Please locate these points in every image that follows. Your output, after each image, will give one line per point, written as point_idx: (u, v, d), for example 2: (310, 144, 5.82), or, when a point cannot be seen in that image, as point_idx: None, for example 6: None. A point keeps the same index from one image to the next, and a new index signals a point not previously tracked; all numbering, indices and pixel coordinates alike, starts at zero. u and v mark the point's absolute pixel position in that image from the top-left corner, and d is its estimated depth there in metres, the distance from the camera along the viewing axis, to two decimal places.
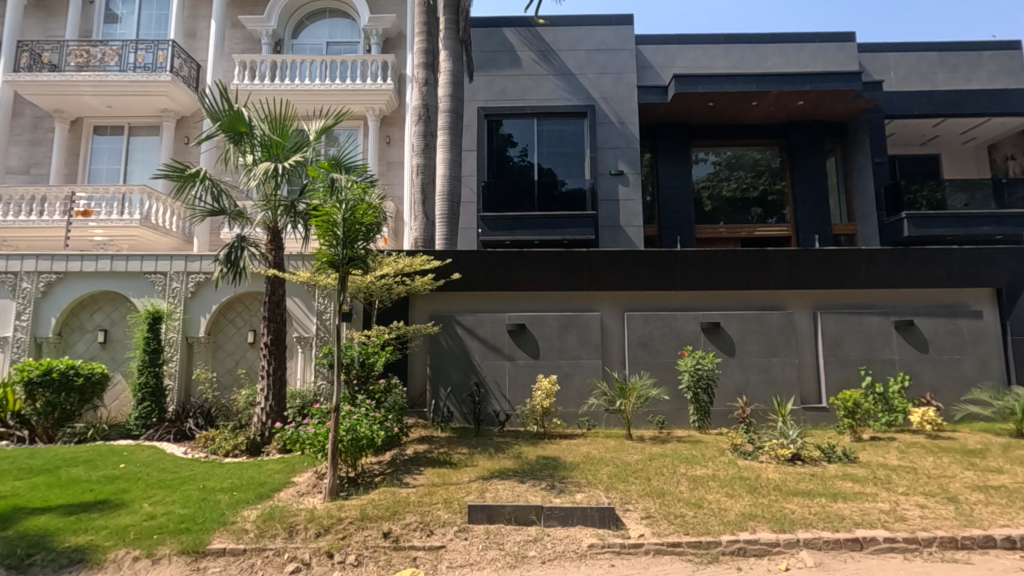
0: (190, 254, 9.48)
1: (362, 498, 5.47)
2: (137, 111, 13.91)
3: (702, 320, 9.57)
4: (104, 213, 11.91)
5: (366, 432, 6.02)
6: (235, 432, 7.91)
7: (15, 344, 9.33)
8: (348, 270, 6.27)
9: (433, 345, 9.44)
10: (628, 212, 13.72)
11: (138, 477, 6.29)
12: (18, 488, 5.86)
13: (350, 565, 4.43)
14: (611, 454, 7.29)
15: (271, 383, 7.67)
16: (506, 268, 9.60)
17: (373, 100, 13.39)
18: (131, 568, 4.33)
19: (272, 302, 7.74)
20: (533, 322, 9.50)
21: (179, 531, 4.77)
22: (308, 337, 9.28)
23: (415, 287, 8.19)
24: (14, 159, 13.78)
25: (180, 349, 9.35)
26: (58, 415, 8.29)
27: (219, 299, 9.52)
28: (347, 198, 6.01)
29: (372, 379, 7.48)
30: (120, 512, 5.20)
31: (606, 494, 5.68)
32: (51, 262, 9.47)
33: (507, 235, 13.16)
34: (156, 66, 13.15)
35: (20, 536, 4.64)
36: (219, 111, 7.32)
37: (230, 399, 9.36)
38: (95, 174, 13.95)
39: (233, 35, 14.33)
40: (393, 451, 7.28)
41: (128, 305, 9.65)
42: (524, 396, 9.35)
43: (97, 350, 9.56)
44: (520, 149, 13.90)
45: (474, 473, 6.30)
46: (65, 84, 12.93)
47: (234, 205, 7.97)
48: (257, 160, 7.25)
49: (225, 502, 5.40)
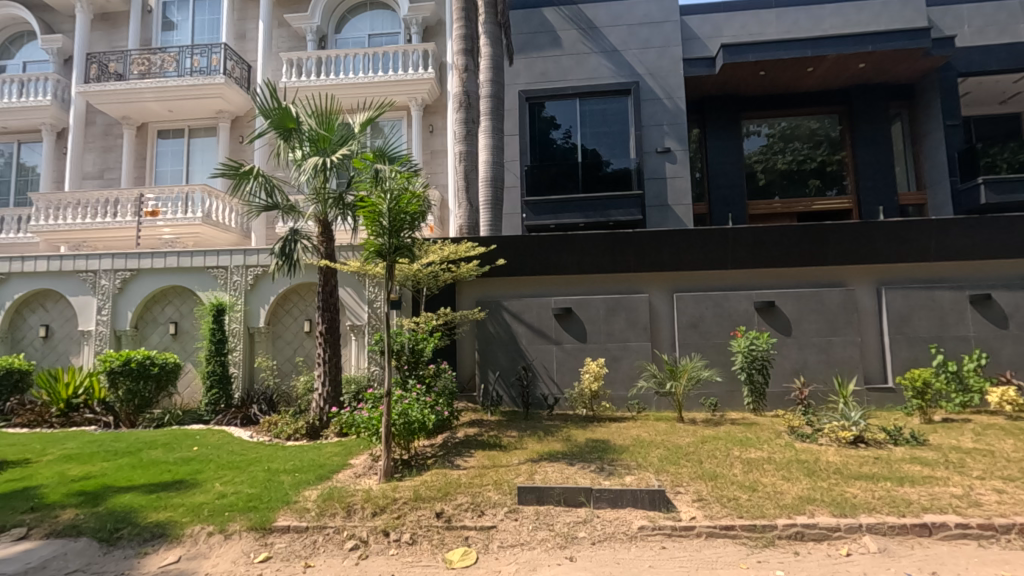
0: (248, 248, 9.92)
1: (415, 480, 5.65)
2: (195, 114, 14.59)
3: (756, 299, 9.27)
4: (171, 212, 12.65)
5: (418, 416, 6.18)
6: (296, 417, 8.28)
7: (97, 337, 10.07)
8: (395, 259, 6.42)
9: (481, 331, 9.56)
10: (677, 191, 13.35)
11: (210, 459, 6.71)
12: (105, 468, 6.38)
13: (406, 543, 4.59)
14: (662, 437, 7.20)
15: (327, 369, 7.99)
16: (552, 252, 9.54)
17: (415, 90, 13.53)
18: (206, 542, 4.65)
19: (326, 291, 8.04)
20: (579, 306, 9.45)
21: (247, 509, 5.06)
22: (360, 325, 9.58)
23: (460, 273, 8.24)
24: (89, 165, 14.79)
25: (243, 339, 9.84)
26: (138, 402, 8.93)
27: (276, 290, 9.93)
28: (392, 188, 6.14)
29: (422, 364, 7.66)
30: (195, 490, 5.58)
31: (657, 477, 5.62)
32: (125, 260, 10.17)
33: (551, 218, 13.16)
34: (210, 69, 13.74)
35: (109, 512, 5.08)
36: (269, 108, 7.55)
37: (290, 385, 9.81)
38: (161, 175, 14.80)
39: (280, 34, 14.80)
40: (445, 434, 7.46)
41: (195, 298, 10.25)
42: (572, 379, 9.35)
43: (169, 341, 10.21)
44: (564, 131, 13.77)
45: (523, 456, 6.37)
46: (130, 91, 13.71)
47: (286, 199, 8.28)
48: (306, 155, 7.52)
49: (289, 483, 5.68)
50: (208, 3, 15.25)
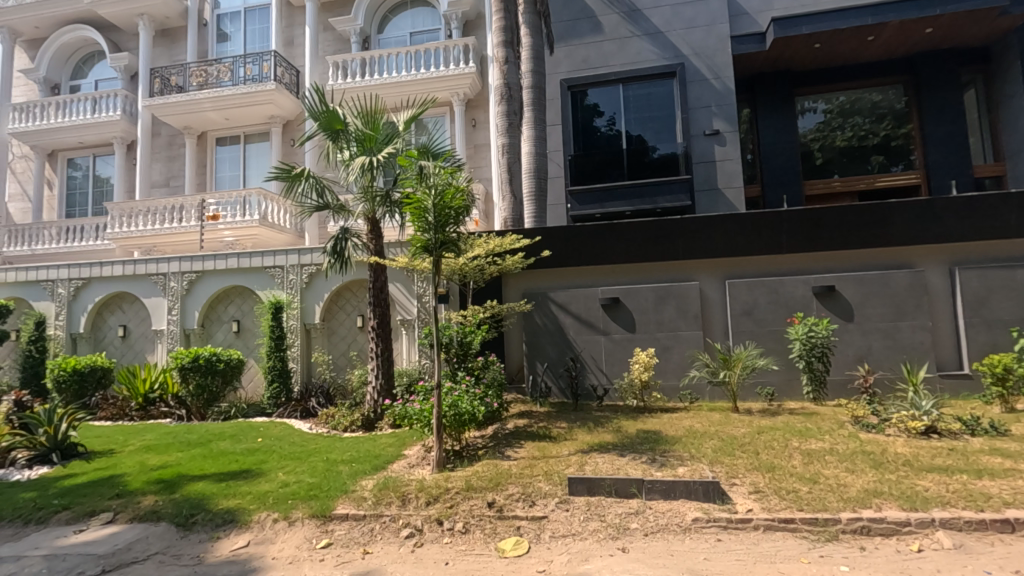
0: (302, 248, 10.31)
1: (467, 470, 5.75)
2: (250, 120, 15.22)
3: (815, 284, 8.86)
4: (230, 216, 13.28)
5: (467, 407, 6.27)
6: (352, 409, 8.56)
7: (169, 335, 10.73)
8: (441, 253, 6.51)
9: (528, 323, 9.59)
10: (727, 174, 12.91)
11: (273, 450, 7.05)
12: (180, 458, 6.82)
13: (459, 532, 4.68)
14: (715, 427, 7.02)
15: (380, 363, 8.22)
16: (598, 242, 9.45)
17: (457, 85, 13.62)
18: (273, 528, 4.90)
19: (377, 288, 8.26)
20: (627, 295, 9.32)
21: (309, 497, 5.28)
22: (410, 320, 9.80)
23: (506, 266, 8.27)
24: (157, 174, 15.72)
25: (300, 335, 10.26)
26: (207, 396, 9.48)
27: (330, 287, 10.28)
28: (436, 183, 6.23)
29: (471, 356, 7.75)
30: (261, 479, 5.88)
31: (711, 468, 5.50)
32: (191, 263, 10.77)
33: (597, 208, 13.11)
34: (262, 76, 14.30)
35: (184, 498, 5.44)
36: (316, 111, 7.77)
37: (345, 378, 10.15)
38: (221, 181, 15.55)
39: (325, 38, 15.21)
40: (495, 425, 7.56)
41: (255, 297, 10.75)
42: (621, 370, 9.24)
43: (233, 338, 10.76)
44: (608, 118, 13.51)
45: (573, 447, 6.36)
46: (190, 103, 14.45)
47: (336, 199, 8.54)
48: (354, 155, 7.72)
49: (346, 472, 5.90)
50: (258, 13, 15.85)
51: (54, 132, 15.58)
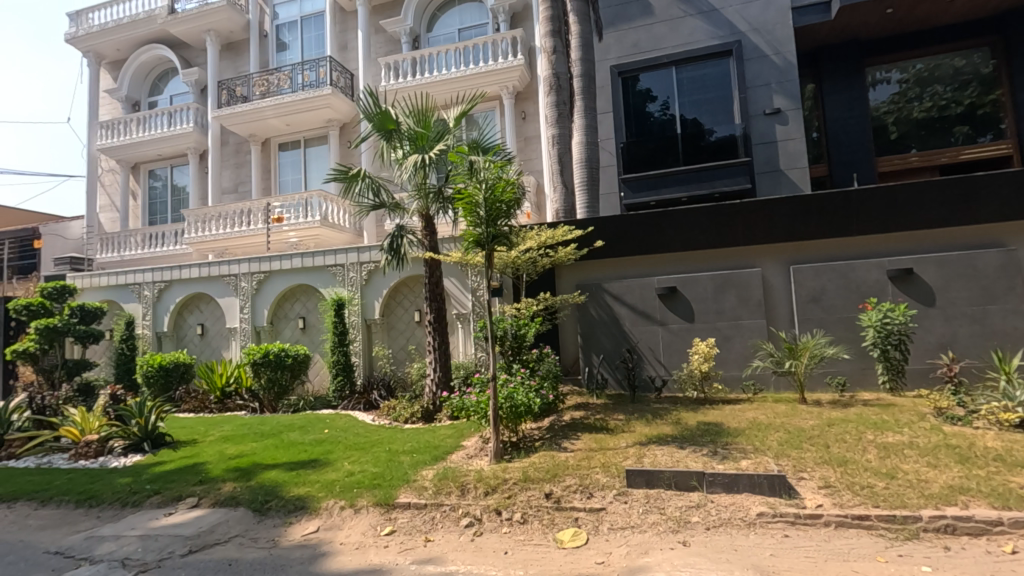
0: (361, 246, 10.66)
1: (524, 461, 5.79)
2: (309, 125, 15.85)
3: (890, 267, 8.30)
4: (293, 217, 13.90)
5: (523, 399, 6.31)
6: (412, 401, 8.80)
7: (242, 332, 11.39)
8: (494, 247, 6.57)
9: (583, 314, 9.51)
10: (790, 154, 12.29)
11: (339, 441, 7.37)
12: (255, 448, 7.24)
13: (517, 522, 4.72)
14: (781, 419, 6.74)
15: (438, 356, 8.41)
16: (653, 230, 9.24)
17: (506, 78, 13.63)
18: (340, 514, 5.13)
19: (432, 282, 8.44)
20: (685, 285, 9.05)
21: (373, 486, 5.49)
22: (465, 314, 9.95)
23: (559, 258, 8.23)
24: (226, 181, 16.67)
25: (361, 330, 10.63)
26: (277, 389, 10.01)
27: (388, 284, 10.59)
28: (487, 177, 6.27)
29: (525, 349, 7.78)
30: (328, 469, 6.17)
31: (776, 461, 5.28)
32: (259, 263, 11.37)
33: (651, 195, 12.81)
34: (319, 81, 14.85)
35: (260, 485, 5.78)
36: (370, 112, 7.98)
37: (405, 371, 10.44)
38: (284, 184, 16.30)
39: (377, 40, 15.59)
40: (551, 417, 7.59)
41: (318, 295, 11.23)
42: (680, 361, 9.02)
43: (300, 334, 11.29)
44: (661, 103, 13.14)
45: (631, 439, 6.28)
46: (254, 112, 15.20)
47: (391, 198, 8.78)
48: (407, 153, 7.89)
49: (408, 463, 6.09)
50: (313, 20, 16.44)
51: (136, 146, 16.79)
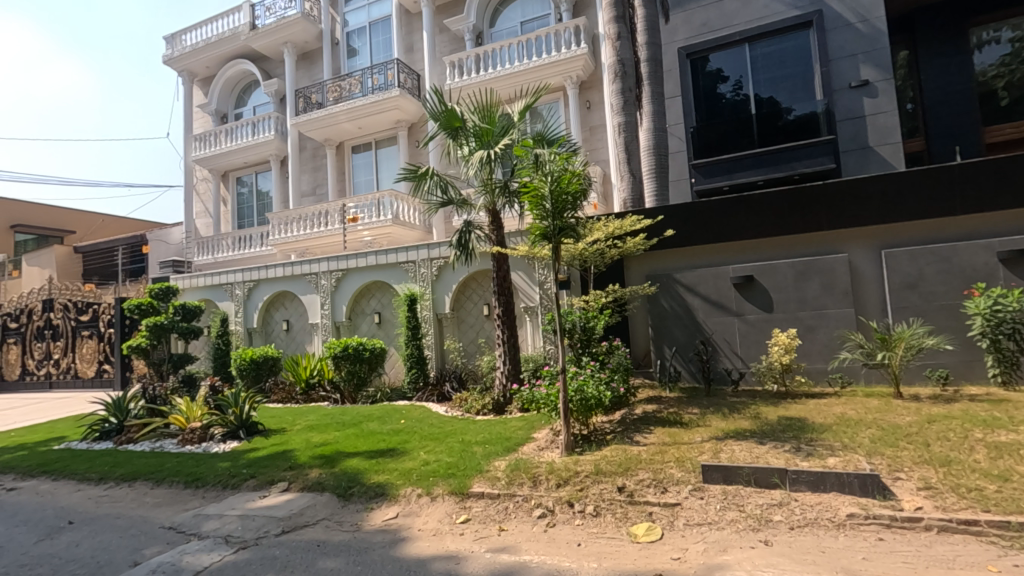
0: (431, 243, 10.96)
1: (595, 454, 5.76)
2: (379, 127, 16.42)
3: (1001, 249, 7.51)
4: (367, 217, 14.50)
5: (594, 392, 6.28)
6: (482, 393, 8.96)
7: (323, 328, 12.06)
8: (561, 240, 6.54)
9: (653, 306, 9.30)
10: (880, 129, 11.37)
11: (415, 431, 7.65)
12: (338, 437, 7.65)
13: (590, 514, 4.70)
14: (874, 415, 6.29)
15: (507, 349, 8.52)
16: (727, 217, 8.87)
17: (569, 68, 13.49)
18: (417, 501, 5.33)
19: (500, 276, 8.55)
20: (762, 273, 8.63)
21: (447, 475, 5.66)
22: (533, 307, 9.99)
23: (627, 249, 8.08)
24: (305, 184, 17.62)
25: (433, 324, 10.95)
26: (356, 381, 10.53)
27: (457, 278, 10.82)
28: (552, 169, 6.22)
29: (594, 342, 7.72)
30: (405, 457, 6.42)
31: (868, 460, 4.93)
32: (337, 262, 11.96)
33: (724, 179, 12.27)
34: (388, 84, 15.38)
35: (343, 472, 6.11)
36: (437, 112, 8.15)
37: (475, 364, 10.64)
38: (358, 185, 17.02)
39: (441, 40, 15.89)
40: (622, 410, 7.50)
41: (392, 291, 11.67)
42: (758, 353, 8.61)
43: (376, 329, 11.78)
44: (733, 83, 12.54)
45: (707, 433, 6.08)
46: (329, 117, 15.94)
47: (458, 194, 8.96)
48: (472, 150, 8.00)
49: (481, 453, 6.22)
50: (380, 25, 16.97)
51: (225, 156, 18.10)
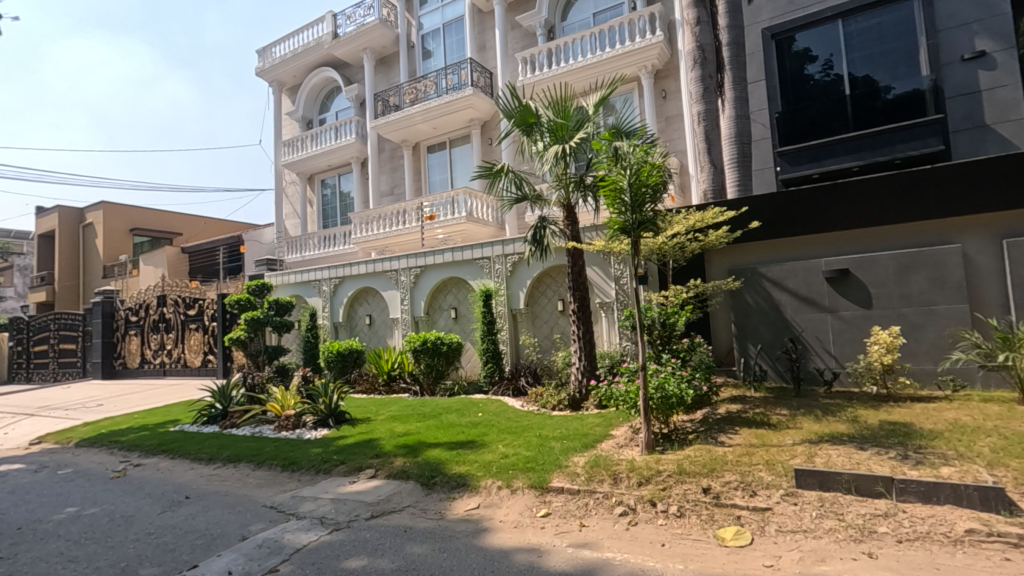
0: (506, 239, 11.07)
1: (677, 453, 5.62)
2: (453, 126, 16.76)
3: None
4: (443, 214, 14.87)
5: (675, 390, 6.11)
6: (558, 389, 8.96)
7: (403, 322, 12.54)
8: (640, 234, 6.37)
9: (737, 302, 8.92)
10: (999, 105, 10.23)
11: (492, 424, 7.78)
12: (419, 427, 7.93)
13: (673, 515, 4.58)
14: (995, 422, 5.69)
15: (582, 344, 8.47)
16: (818, 206, 8.33)
17: (644, 58, 13.16)
18: (498, 493, 5.42)
19: (575, 272, 8.50)
20: (860, 267, 8.02)
21: (527, 469, 5.72)
22: (609, 302, 9.86)
23: (709, 242, 7.77)
24: (384, 184, 18.35)
25: (507, 319, 11.07)
26: (435, 374, 10.86)
27: (532, 274, 10.87)
28: (632, 162, 6.10)
29: (675, 338, 7.51)
30: (484, 450, 6.54)
31: (989, 471, 4.47)
32: (415, 259, 12.37)
33: (814, 166, 11.51)
34: (461, 83, 15.69)
35: (427, 461, 6.33)
36: (511, 108, 8.17)
37: (551, 359, 10.63)
38: (433, 184, 17.50)
39: (514, 36, 15.96)
40: (704, 410, 7.25)
41: (468, 287, 11.91)
42: (855, 353, 8.02)
43: (453, 324, 12.07)
44: (822, 63, 11.74)
45: (799, 436, 5.75)
46: (405, 118, 16.45)
47: (533, 190, 8.98)
48: (547, 145, 8.00)
49: (559, 448, 6.23)
50: (454, 25, 17.30)
51: (312, 159, 19.19)
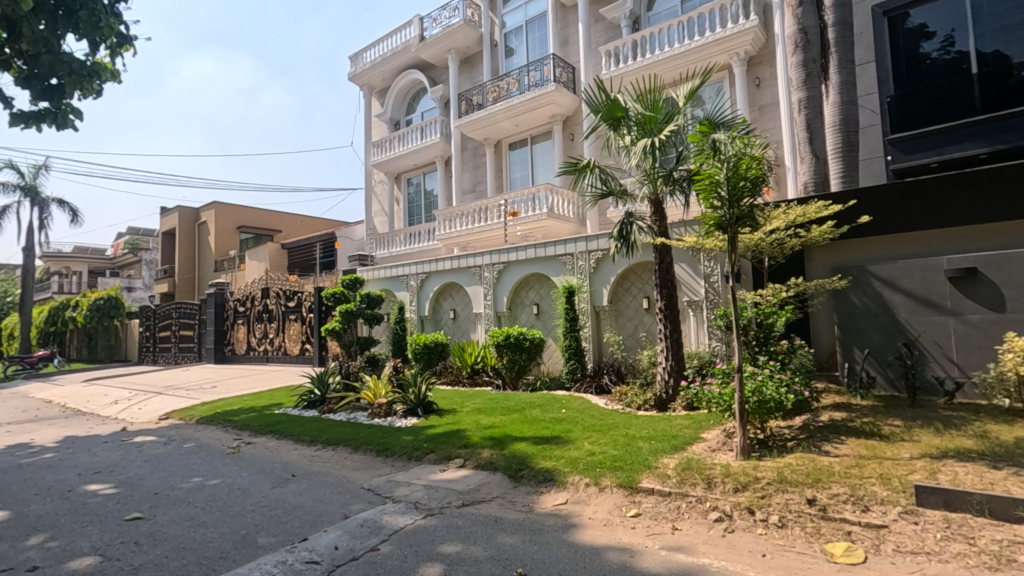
0: (590, 235, 10.99)
1: (777, 461, 5.33)
2: (535, 123, 16.81)
3: None
4: (525, 211, 14.99)
5: (773, 394, 5.81)
6: (644, 389, 8.76)
7: (486, 318, 12.79)
8: (737, 229, 6.10)
9: (842, 303, 8.34)
10: None
11: (577, 421, 7.76)
12: (504, 421, 8.07)
13: (775, 525, 4.35)
14: None
15: (669, 344, 8.25)
16: (937, 199, 7.70)
17: (737, 44, 12.54)
18: (586, 490, 5.40)
19: (663, 269, 8.27)
20: (990, 265, 7.14)
21: (614, 468, 5.66)
22: (698, 301, 9.50)
23: (812, 238, 7.29)
24: (466, 182, 18.66)
25: (590, 316, 10.97)
26: (517, 369, 10.97)
27: (616, 271, 10.71)
28: (730, 154, 5.83)
29: (773, 340, 7.10)
30: (570, 446, 6.54)
31: None
32: (499, 255, 12.56)
33: (933, 154, 10.38)
34: (544, 80, 15.75)
35: (513, 455, 6.43)
36: (598, 103, 8.03)
37: (635, 358, 10.42)
38: (514, 181, 17.67)
39: (597, 29, 15.72)
40: (804, 416, 6.83)
41: (550, 283, 11.93)
42: (983, 362, 7.17)
43: (535, 320, 12.14)
44: (942, 39, 10.60)
45: (917, 450, 5.28)
46: (488, 117, 16.72)
47: (619, 185, 8.83)
48: (634, 139, 7.83)
49: (647, 449, 6.10)
50: (537, 22, 17.32)
51: (399, 159, 19.99)
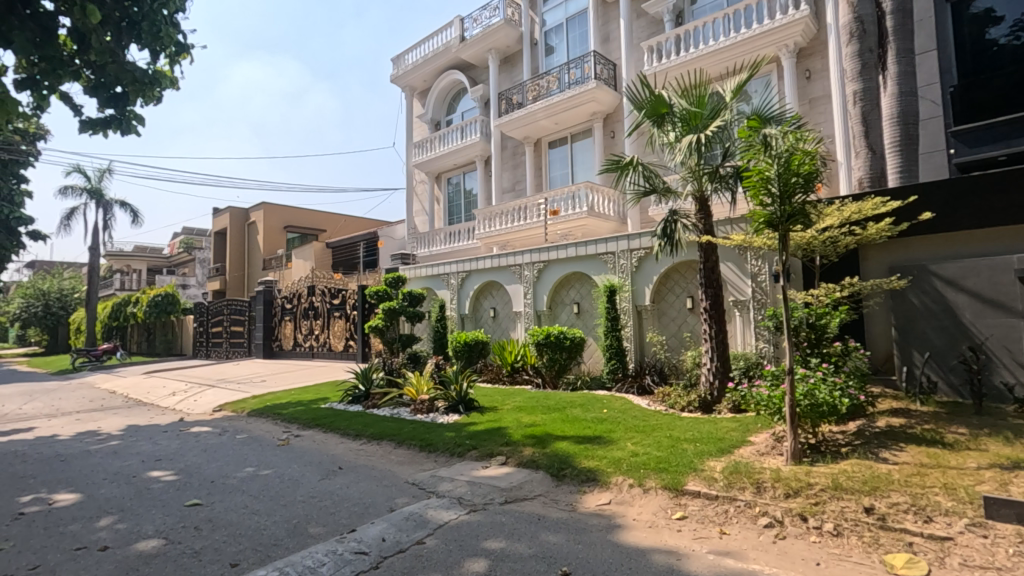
0: (632, 234, 10.86)
1: (831, 467, 5.14)
2: (575, 121, 16.71)
3: None
4: (564, 209, 14.91)
5: (826, 398, 5.60)
6: (688, 390, 8.60)
7: (526, 316, 12.81)
8: (789, 227, 5.90)
9: (900, 304, 7.96)
10: None
11: (619, 421, 7.68)
12: (545, 419, 8.07)
13: (829, 533, 4.20)
14: None
15: (715, 345, 8.06)
16: (1006, 194, 7.25)
17: (786, 36, 12.14)
18: (629, 491, 5.34)
19: (708, 268, 8.08)
20: None
21: (659, 469, 5.58)
22: (744, 301, 9.23)
23: (868, 236, 6.98)
24: (506, 181, 18.72)
25: (632, 316, 10.85)
26: (557, 367, 10.94)
27: (659, 270, 10.53)
28: (782, 150, 5.63)
29: (826, 341, 6.83)
30: (613, 446, 6.48)
31: None
32: (539, 253, 12.55)
33: (1001, 146, 9.53)
34: (585, 77, 15.65)
35: (555, 453, 6.42)
36: (641, 99, 7.89)
37: (678, 359, 10.23)
38: (554, 179, 17.62)
39: (639, 24, 15.49)
40: (860, 421, 6.55)
41: (591, 282, 11.83)
42: None
43: (575, 319, 12.07)
44: (1011, 23, 10.01)
45: (985, 460, 4.99)
46: (528, 116, 16.71)
47: (662, 182, 8.67)
48: (679, 136, 7.68)
49: (692, 451, 5.99)
50: (577, 19, 17.20)
51: (440, 159, 20.22)
